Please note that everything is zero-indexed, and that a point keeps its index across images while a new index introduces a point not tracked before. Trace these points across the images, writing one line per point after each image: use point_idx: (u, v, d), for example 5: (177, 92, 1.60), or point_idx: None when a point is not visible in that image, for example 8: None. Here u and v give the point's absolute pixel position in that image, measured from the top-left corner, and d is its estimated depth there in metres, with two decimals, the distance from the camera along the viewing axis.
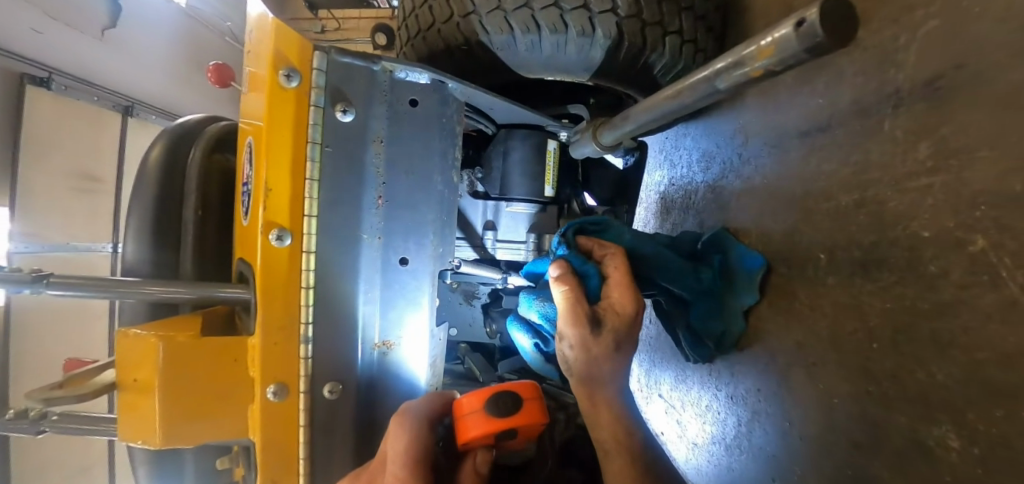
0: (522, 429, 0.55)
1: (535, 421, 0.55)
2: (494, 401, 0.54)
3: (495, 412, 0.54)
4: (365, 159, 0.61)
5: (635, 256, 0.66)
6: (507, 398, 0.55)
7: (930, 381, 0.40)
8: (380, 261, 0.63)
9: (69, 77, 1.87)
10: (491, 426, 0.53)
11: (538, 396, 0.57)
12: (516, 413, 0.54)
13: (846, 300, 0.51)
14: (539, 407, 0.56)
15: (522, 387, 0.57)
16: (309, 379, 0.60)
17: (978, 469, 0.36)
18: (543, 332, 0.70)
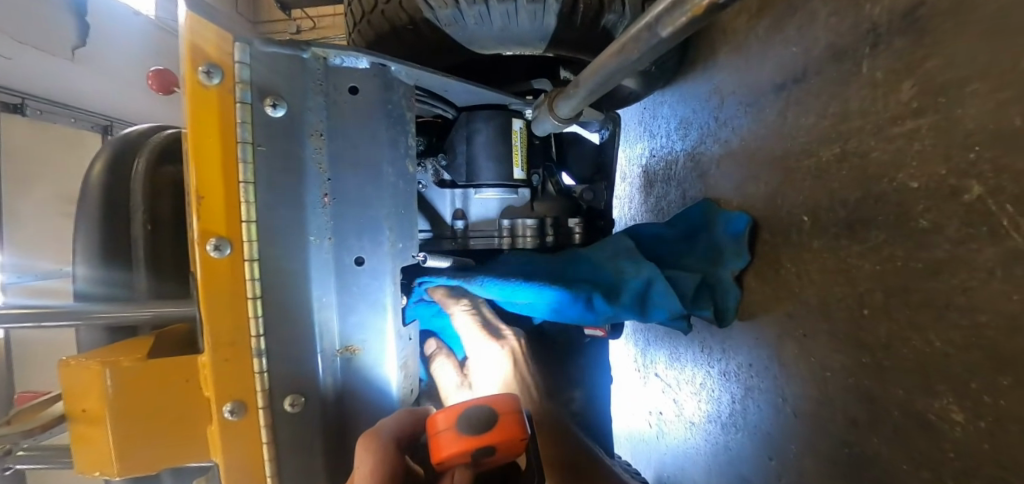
0: (502, 445, 0.47)
1: (516, 439, 0.47)
2: (465, 418, 0.47)
3: (468, 430, 0.46)
4: (305, 155, 0.57)
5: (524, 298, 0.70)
6: (480, 413, 0.48)
7: (928, 348, 0.36)
8: (334, 264, 0.58)
9: (43, 101, 1.74)
10: (463, 445, 0.45)
11: (517, 409, 0.49)
12: (492, 431, 0.47)
13: (833, 264, 0.46)
14: (519, 422, 0.48)
15: (500, 400, 0.50)
16: (268, 394, 0.55)
17: (985, 445, 0.32)
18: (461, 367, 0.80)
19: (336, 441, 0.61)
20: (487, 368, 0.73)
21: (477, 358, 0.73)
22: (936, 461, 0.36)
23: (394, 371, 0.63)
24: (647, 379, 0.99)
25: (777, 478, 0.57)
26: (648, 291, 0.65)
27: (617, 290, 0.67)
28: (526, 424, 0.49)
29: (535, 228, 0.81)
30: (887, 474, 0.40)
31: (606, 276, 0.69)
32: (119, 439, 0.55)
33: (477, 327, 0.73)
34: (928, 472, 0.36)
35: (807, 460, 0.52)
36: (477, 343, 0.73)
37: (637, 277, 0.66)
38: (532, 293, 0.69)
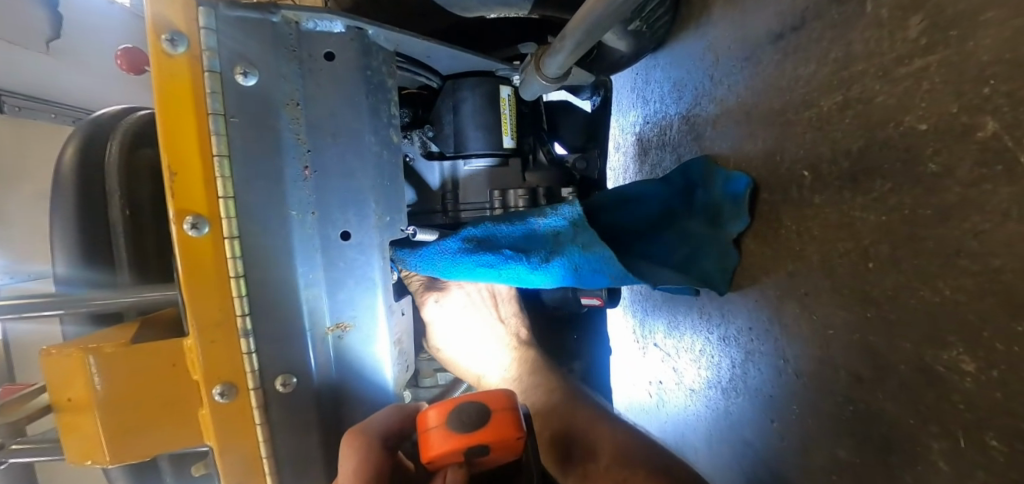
0: (494, 445, 0.45)
1: (512, 436, 0.45)
2: (457, 415, 0.46)
3: (460, 426, 0.45)
4: (281, 125, 0.54)
5: (467, 266, 0.65)
6: (472, 409, 0.46)
7: (938, 298, 0.34)
8: (319, 239, 0.56)
9: (20, 95, 1.50)
10: (454, 442, 0.44)
11: (513, 406, 0.48)
12: (485, 428, 0.45)
13: (836, 219, 0.45)
14: (514, 419, 0.47)
15: (495, 396, 0.49)
16: (259, 374, 0.53)
17: (998, 395, 0.31)
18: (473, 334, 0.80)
19: (331, 419, 0.60)
20: (478, 325, 0.79)
21: (454, 311, 0.76)
22: (945, 413, 0.34)
23: (388, 347, 0.62)
24: (647, 349, 0.98)
25: (779, 439, 0.56)
26: (585, 259, 0.63)
27: (546, 253, 0.64)
28: (522, 422, 0.47)
29: (527, 197, 0.78)
30: (894, 430, 0.39)
31: (538, 238, 0.65)
32: (108, 426, 0.54)
33: (451, 297, 0.75)
34: (936, 425, 0.35)
35: (810, 420, 0.51)
36: (457, 310, 0.76)
37: (574, 245, 0.63)
38: (467, 263, 0.64)
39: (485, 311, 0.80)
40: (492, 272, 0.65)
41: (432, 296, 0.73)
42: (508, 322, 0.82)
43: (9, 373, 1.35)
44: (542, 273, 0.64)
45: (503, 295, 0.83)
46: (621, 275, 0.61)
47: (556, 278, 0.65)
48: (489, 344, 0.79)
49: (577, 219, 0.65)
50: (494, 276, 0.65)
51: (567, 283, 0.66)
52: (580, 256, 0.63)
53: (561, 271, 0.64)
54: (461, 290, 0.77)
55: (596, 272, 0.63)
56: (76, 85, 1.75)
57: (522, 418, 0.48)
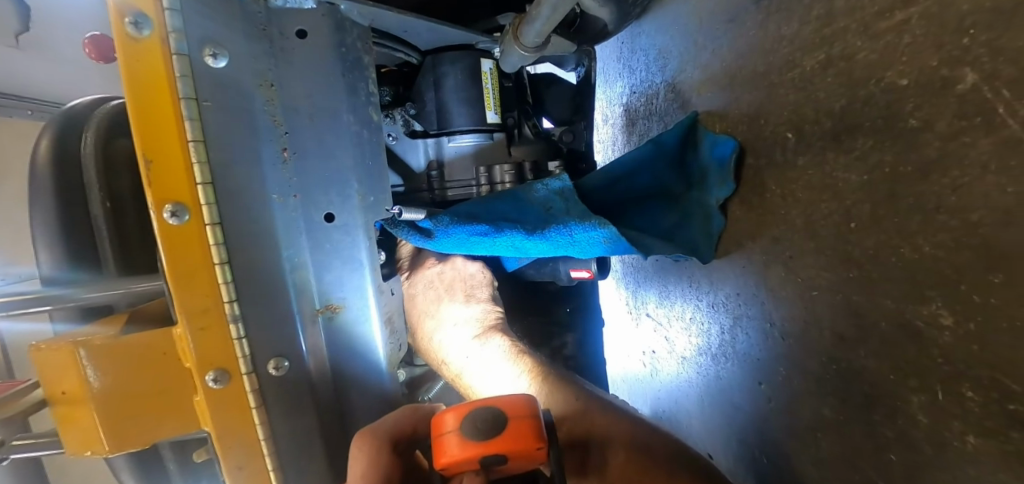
0: (512, 455, 0.45)
1: (530, 446, 0.45)
2: (472, 421, 0.46)
3: (475, 433, 0.45)
4: (255, 108, 0.53)
5: (466, 238, 0.67)
6: (488, 415, 0.46)
7: (917, 255, 0.35)
8: (302, 221, 0.56)
9: None
10: (471, 451, 0.44)
11: (533, 414, 0.47)
12: (503, 435, 0.45)
13: (819, 180, 0.45)
14: (533, 428, 0.46)
15: (513, 402, 0.48)
16: (251, 359, 0.53)
17: (974, 347, 0.31)
18: (444, 321, 0.77)
19: (325, 401, 0.61)
20: (446, 309, 0.77)
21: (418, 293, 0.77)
22: (924, 367, 0.35)
23: (379, 327, 0.63)
24: (640, 320, 0.98)
25: (768, 401, 0.57)
26: (576, 222, 0.64)
27: (540, 225, 0.66)
28: (542, 431, 0.47)
29: (513, 172, 0.76)
30: (876, 386, 0.40)
31: (531, 212, 0.68)
32: (105, 417, 0.54)
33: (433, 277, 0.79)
34: (916, 380, 0.36)
35: (796, 382, 0.52)
36: (434, 298, 0.77)
37: (568, 216, 0.65)
38: (465, 234, 0.67)
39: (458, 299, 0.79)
40: (487, 242, 0.67)
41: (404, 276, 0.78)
42: (479, 308, 0.79)
43: (7, 369, 1.37)
44: (538, 243, 0.66)
45: (479, 281, 0.82)
46: (615, 238, 0.61)
47: (552, 247, 0.66)
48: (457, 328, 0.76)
49: (568, 191, 0.67)
50: (486, 245, 0.68)
51: (569, 252, 0.66)
52: (574, 224, 0.64)
53: (556, 236, 0.65)
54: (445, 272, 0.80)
55: (591, 239, 0.63)
56: (67, 76, 1.64)
57: (541, 426, 0.47)
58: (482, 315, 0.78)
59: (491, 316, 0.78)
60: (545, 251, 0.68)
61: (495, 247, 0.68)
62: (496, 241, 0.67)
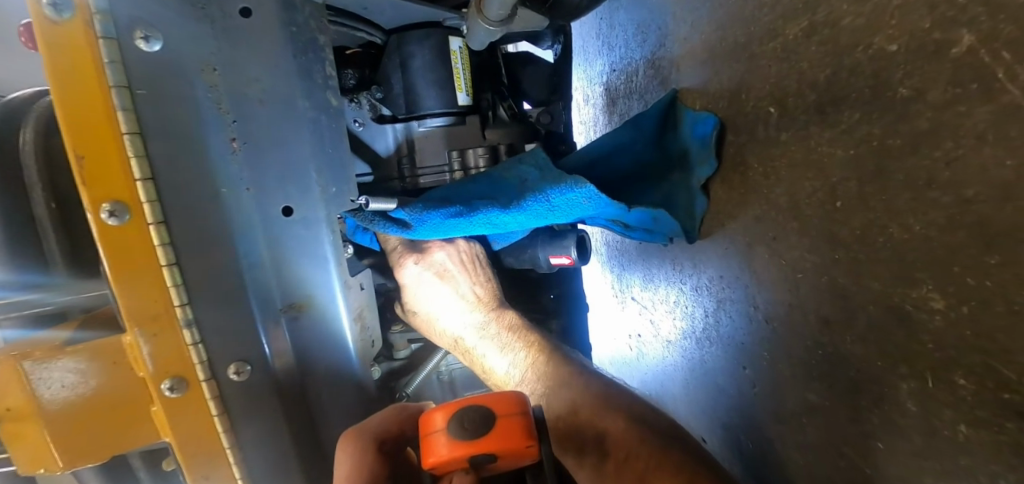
0: (502, 454, 0.40)
1: (521, 445, 0.40)
2: (460, 419, 0.41)
3: (463, 433, 0.40)
4: (198, 94, 0.48)
5: (446, 223, 0.62)
6: (476, 413, 0.41)
7: (906, 236, 0.32)
8: (258, 216, 0.53)
9: None
10: (458, 451, 0.40)
11: (524, 410, 0.42)
12: (491, 434, 0.40)
13: (803, 156, 0.42)
14: (524, 426, 0.41)
15: (503, 397, 0.43)
16: (209, 365, 0.49)
17: (968, 332, 0.29)
18: (450, 306, 0.73)
19: (295, 403, 0.58)
20: (451, 292, 0.72)
21: (422, 278, 0.71)
22: (915, 352, 0.33)
23: (346, 323, 0.62)
24: (625, 304, 0.96)
25: (752, 386, 0.56)
26: (553, 190, 0.60)
27: (515, 199, 0.62)
28: (533, 427, 0.42)
29: (488, 156, 0.72)
30: (863, 372, 0.38)
31: (507, 187, 0.64)
32: (54, 433, 0.50)
33: (433, 268, 0.71)
34: (906, 366, 0.34)
35: (781, 368, 0.50)
36: (440, 282, 0.72)
37: (543, 183, 0.61)
38: (444, 219, 0.62)
39: (464, 280, 0.74)
40: (465, 224, 0.63)
41: (410, 261, 0.70)
42: (484, 288, 0.75)
43: None
44: (515, 216, 0.62)
45: (479, 258, 0.77)
46: (596, 198, 0.58)
47: (530, 217, 0.63)
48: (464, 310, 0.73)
49: (544, 163, 0.63)
50: (464, 227, 0.64)
51: (545, 220, 0.64)
52: (551, 189, 0.60)
53: (533, 208, 0.62)
54: (447, 263, 0.72)
55: (573, 202, 0.60)
56: None
57: (532, 422, 0.43)
58: (483, 302, 0.74)
59: (493, 294, 0.76)
60: (525, 223, 0.65)
61: (477, 227, 0.64)
62: (475, 220, 0.62)
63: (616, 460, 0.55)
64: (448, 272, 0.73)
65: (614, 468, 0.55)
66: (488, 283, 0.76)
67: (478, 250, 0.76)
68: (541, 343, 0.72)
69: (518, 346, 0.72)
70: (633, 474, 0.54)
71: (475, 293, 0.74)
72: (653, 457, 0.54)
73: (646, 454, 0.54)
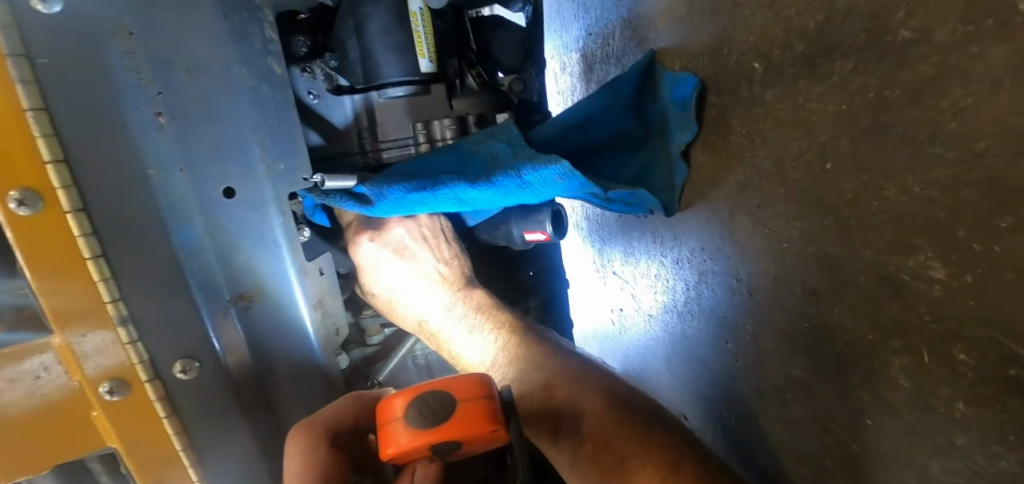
0: (468, 441, 0.38)
1: (487, 430, 0.37)
2: (420, 405, 0.38)
3: (425, 421, 0.37)
4: (112, 63, 0.42)
5: (407, 198, 0.58)
6: (439, 400, 0.38)
7: (904, 198, 0.29)
8: (195, 199, 0.48)
9: None
10: (420, 440, 0.37)
11: (490, 393, 0.39)
12: (456, 420, 0.37)
13: (790, 115, 0.39)
14: (490, 410, 0.38)
15: (469, 380, 0.40)
16: (151, 364, 0.44)
17: (970, 302, 0.26)
18: (414, 285, 0.69)
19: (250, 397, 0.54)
20: (413, 271, 0.68)
21: (379, 257, 0.67)
22: (908, 325, 0.30)
23: (305, 310, 0.59)
24: (607, 278, 0.93)
25: (735, 361, 0.54)
26: (526, 165, 0.56)
27: (484, 174, 0.58)
28: (500, 411, 0.39)
29: (455, 127, 0.67)
30: (852, 346, 0.36)
31: (475, 163, 0.60)
32: None
33: (392, 246, 0.67)
34: (899, 340, 0.31)
35: (765, 341, 0.47)
36: (400, 260, 0.68)
37: (517, 160, 0.57)
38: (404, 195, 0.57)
39: (427, 257, 0.69)
40: (429, 199, 0.58)
41: (366, 239, 0.66)
42: (450, 264, 0.71)
43: None
44: (484, 192, 0.58)
45: (445, 233, 0.73)
46: (569, 174, 0.53)
47: (500, 195, 0.58)
48: (428, 289, 0.70)
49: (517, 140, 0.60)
50: (428, 203, 0.59)
51: (516, 199, 0.59)
52: (524, 166, 0.56)
53: (503, 183, 0.57)
54: (406, 239, 0.68)
55: (546, 180, 0.56)
56: None
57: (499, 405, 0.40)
58: (448, 279, 0.71)
59: (461, 271, 0.72)
60: (494, 201, 0.60)
61: (441, 202, 0.59)
62: (439, 194, 0.58)
63: (593, 443, 0.54)
64: (409, 249, 0.68)
65: (591, 451, 0.54)
66: (455, 259, 0.72)
67: (444, 223, 0.72)
68: (512, 322, 0.70)
69: (486, 325, 0.69)
70: (613, 455, 0.53)
71: (440, 271, 0.70)
72: (632, 437, 0.53)
73: (628, 433, 0.53)
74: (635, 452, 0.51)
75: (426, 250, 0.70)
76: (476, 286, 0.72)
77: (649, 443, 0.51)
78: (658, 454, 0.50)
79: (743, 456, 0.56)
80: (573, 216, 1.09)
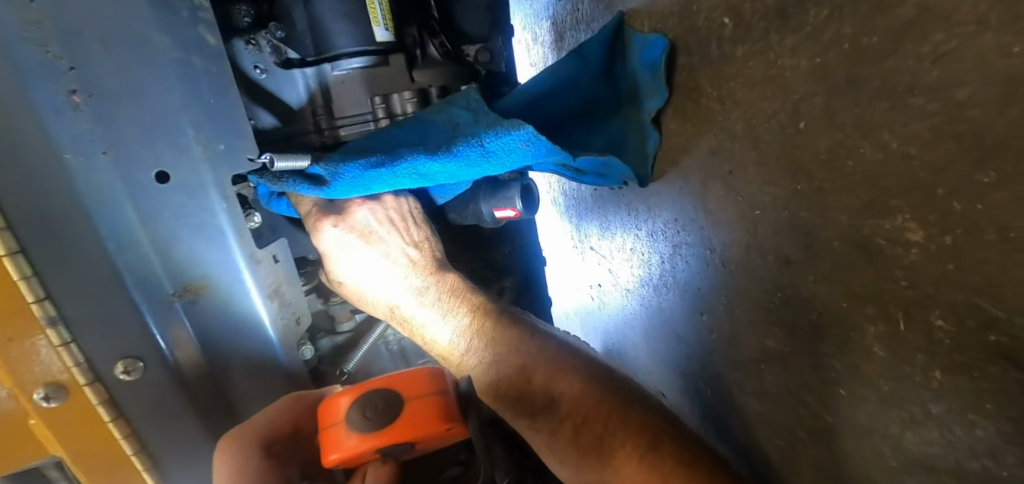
0: (418, 438, 0.42)
1: (435, 426, 0.42)
2: (366, 406, 0.43)
3: (372, 420, 0.42)
4: (12, 35, 0.36)
5: (364, 176, 0.54)
6: (387, 399, 0.44)
7: (881, 156, 0.27)
8: (122, 186, 0.44)
9: None
10: (371, 440, 0.41)
11: (436, 392, 0.45)
12: (405, 419, 0.43)
13: (762, 73, 0.36)
14: (437, 408, 0.44)
15: (416, 381, 0.46)
16: (89, 366, 0.41)
17: (949, 266, 0.24)
18: (381, 271, 0.64)
19: (205, 396, 0.51)
20: (379, 255, 0.64)
21: (343, 242, 0.62)
22: (883, 292, 0.29)
23: (260, 302, 0.56)
24: (584, 254, 0.91)
25: (710, 333, 0.53)
26: (488, 132, 0.53)
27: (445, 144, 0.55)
28: (449, 409, 0.44)
29: (416, 99, 0.64)
30: (826, 315, 0.34)
31: (435, 133, 0.57)
32: None
33: (354, 230, 0.63)
34: (873, 307, 0.30)
35: (739, 312, 0.46)
36: (366, 244, 0.63)
37: (478, 127, 0.54)
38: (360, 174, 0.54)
39: (395, 240, 0.65)
40: (387, 176, 0.55)
41: (328, 223, 0.61)
42: (420, 247, 0.67)
43: None
44: (446, 164, 0.54)
45: (412, 215, 0.69)
46: (534, 140, 0.51)
47: (463, 166, 0.55)
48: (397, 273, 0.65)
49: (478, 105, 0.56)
50: (388, 181, 0.56)
51: (482, 172, 0.57)
52: (485, 133, 0.53)
53: (466, 153, 0.54)
54: (371, 222, 0.64)
55: (511, 148, 0.53)
56: None
57: (448, 405, 0.45)
58: (418, 263, 0.66)
59: (432, 253, 0.68)
60: (457, 174, 0.57)
61: (402, 179, 0.56)
62: (399, 170, 0.55)
63: (571, 424, 0.53)
64: (373, 234, 0.64)
65: (570, 431, 0.53)
66: (425, 241, 0.68)
67: (412, 205, 0.69)
68: (484, 304, 0.65)
69: (459, 309, 0.64)
70: (592, 436, 0.51)
71: (409, 253, 0.66)
72: (612, 418, 0.51)
73: (606, 413, 0.52)
74: (615, 430, 0.50)
75: (392, 233, 0.66)
76: (449, 269, 0.68)
77: (631, 423, 0.50)
78: (638, 432, 0.49)
79: (719, 428, 0.56)
80: (550, 193, 1.06)
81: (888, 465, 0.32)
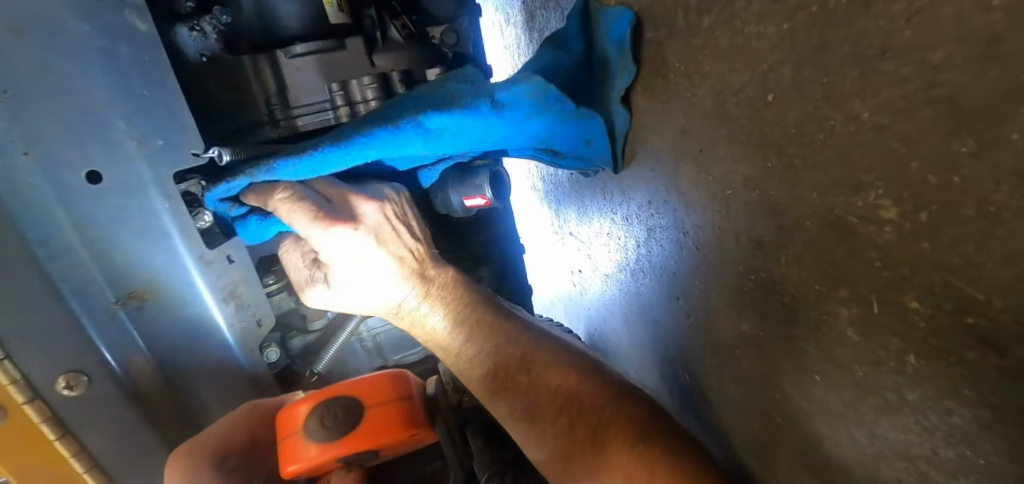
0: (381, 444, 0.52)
1: (395, 435, 0.52)
2: (323, 416, 0.52)
3: (326, 428, 0.51)
4: None
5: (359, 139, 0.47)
6: (340, 411, 0.52)
7: (852, 128, 0.25)
8: (50, 189, 0.43)
9: None
10: (329, 450, 0.50)
11: (392, 400, 0.54)
12: (360, 430, 0.51)
13: (731, 44, 0.34)
14: (391, 411, 0.53)
15: (371, 386, 0.55)
16: (27, 384, 0.39)
17: (924, 245, 0.22)
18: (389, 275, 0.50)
19: (153, 403, 0.50)
20: (392, 259, 0.49)
21: (348, 250, 0.45)
22: (855, 273, 0.27)
23: (213, 305, 0.56)
24: (564, 240, 0.89)
25: (686, 318, 0.51)
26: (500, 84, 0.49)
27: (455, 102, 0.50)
28: (403, 411, 0.54)
29: (376, 86, 0.61)
30: (799, 298, 0.33)
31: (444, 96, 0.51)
32: None
33: (373, 232, 0.46)
34: (846, 289, 0.28)
35: (713, 297, 0.45)
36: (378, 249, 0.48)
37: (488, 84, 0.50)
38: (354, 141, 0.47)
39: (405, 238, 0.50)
40: (388, 137, 0.47)
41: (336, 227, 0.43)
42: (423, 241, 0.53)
43: None
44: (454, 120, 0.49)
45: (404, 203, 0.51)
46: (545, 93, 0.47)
47: (469, 126, 0.50)
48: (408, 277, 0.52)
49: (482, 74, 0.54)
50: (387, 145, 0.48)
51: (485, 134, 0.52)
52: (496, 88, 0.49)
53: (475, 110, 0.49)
54: (383, 219, 0.47)
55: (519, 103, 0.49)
56: None
57: (402, 407, 0.54)
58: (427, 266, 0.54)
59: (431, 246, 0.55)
60: (464, 137, 0.51)
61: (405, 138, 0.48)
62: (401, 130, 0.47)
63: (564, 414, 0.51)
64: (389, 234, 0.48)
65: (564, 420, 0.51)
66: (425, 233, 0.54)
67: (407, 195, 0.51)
68: (483, 300, 0.58)
69: (461, 301, 0.56)
70: (587, 426, 0.50)
71: (416, 251, 0.52)
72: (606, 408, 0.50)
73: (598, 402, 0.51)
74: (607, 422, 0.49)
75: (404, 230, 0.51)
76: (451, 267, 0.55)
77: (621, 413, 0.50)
78: (631, 422, 0.49)
79: (697, 414, 0.55)
80: (529, 178, 1.03)
81: (864, 452, 0.31)
